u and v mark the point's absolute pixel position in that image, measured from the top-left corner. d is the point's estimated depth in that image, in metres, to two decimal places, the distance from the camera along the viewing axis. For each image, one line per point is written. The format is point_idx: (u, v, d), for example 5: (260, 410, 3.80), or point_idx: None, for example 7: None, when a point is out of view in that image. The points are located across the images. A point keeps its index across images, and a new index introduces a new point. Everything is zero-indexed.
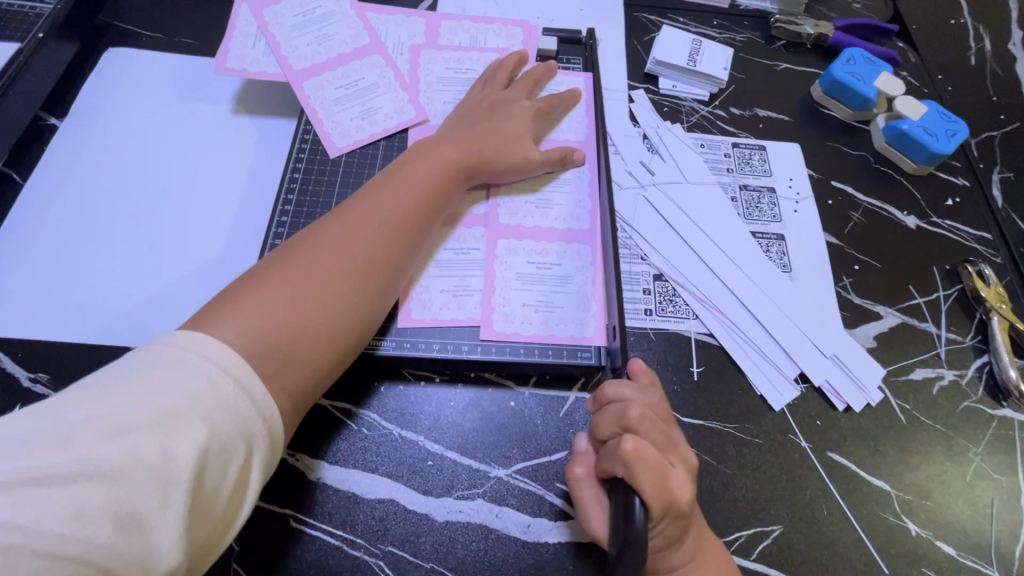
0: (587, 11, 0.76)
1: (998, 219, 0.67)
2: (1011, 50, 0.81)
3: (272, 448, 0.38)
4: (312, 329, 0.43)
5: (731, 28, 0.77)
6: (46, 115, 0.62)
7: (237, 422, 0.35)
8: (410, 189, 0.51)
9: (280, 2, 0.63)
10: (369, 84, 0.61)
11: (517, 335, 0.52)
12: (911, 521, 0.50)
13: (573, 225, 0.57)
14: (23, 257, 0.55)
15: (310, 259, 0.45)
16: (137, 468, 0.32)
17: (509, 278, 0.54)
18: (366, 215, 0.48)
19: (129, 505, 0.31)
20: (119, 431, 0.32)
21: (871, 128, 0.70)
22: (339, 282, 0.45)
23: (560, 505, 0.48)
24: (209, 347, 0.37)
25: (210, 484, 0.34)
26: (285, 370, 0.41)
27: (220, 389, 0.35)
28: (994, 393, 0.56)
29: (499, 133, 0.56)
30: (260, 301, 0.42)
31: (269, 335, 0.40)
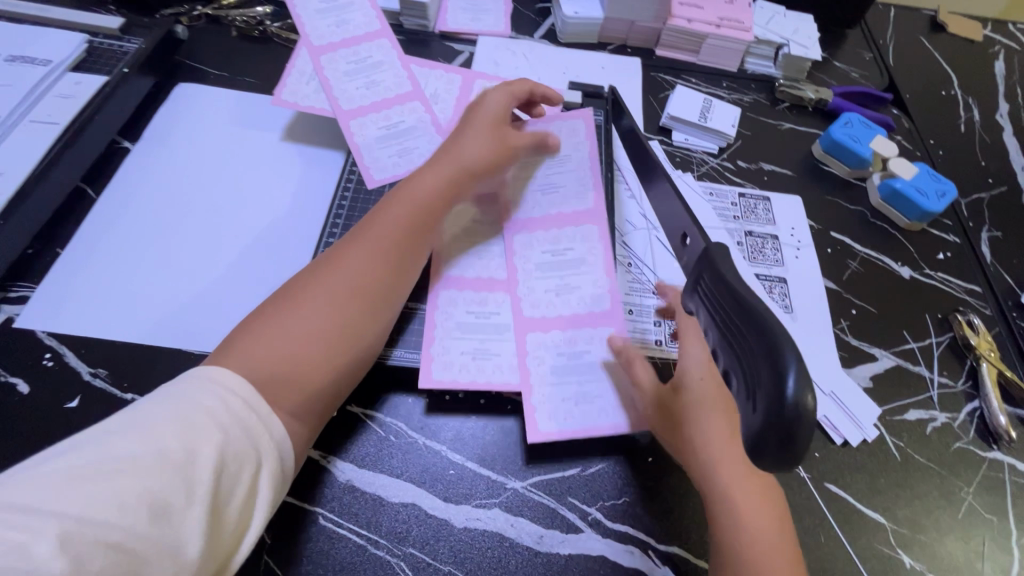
0: (608, 69, 0.84)
1: (987, 273, 0.72)
2: (998, 121, 0.88)
3: (280, 464, 0.41)
4: (311, 359, 0.46)
5: (739, 89, 0.85)
6: (120, 139, 0.69)
7: (247, 434, 0.39)
8: (404, 216, 0.55)
9: (336, 51, 0.70)
10: (408, 126, 0.68)
11: (561, 434, 0.52)
12: (906, 554, 0.53)
13: (593, 308, 0.58)
14: (90, 263, 0.61)
15: (314, 295, 0.49)
16: (166, 468, 0.35)
17: (541, 373, 0.55)
18: (365, 245, 0.52)
19: (161, 498, 0.34)
20: (151, 437, 0.36)
21: (867, 185, 0.76)
22: (329, 311, 0.48)
23: (571, 519, 0.51)
24: (222, 379, 0.41)
25: (227, 488, 0.37)
26: (294, 396, 0.45)
27: (233, 406, 0.40)
28: (985, 437, 0.59)
29: (475, 150, 0.58)
30: (269, 337, 0.46)
31: (276, 366, 0.45)
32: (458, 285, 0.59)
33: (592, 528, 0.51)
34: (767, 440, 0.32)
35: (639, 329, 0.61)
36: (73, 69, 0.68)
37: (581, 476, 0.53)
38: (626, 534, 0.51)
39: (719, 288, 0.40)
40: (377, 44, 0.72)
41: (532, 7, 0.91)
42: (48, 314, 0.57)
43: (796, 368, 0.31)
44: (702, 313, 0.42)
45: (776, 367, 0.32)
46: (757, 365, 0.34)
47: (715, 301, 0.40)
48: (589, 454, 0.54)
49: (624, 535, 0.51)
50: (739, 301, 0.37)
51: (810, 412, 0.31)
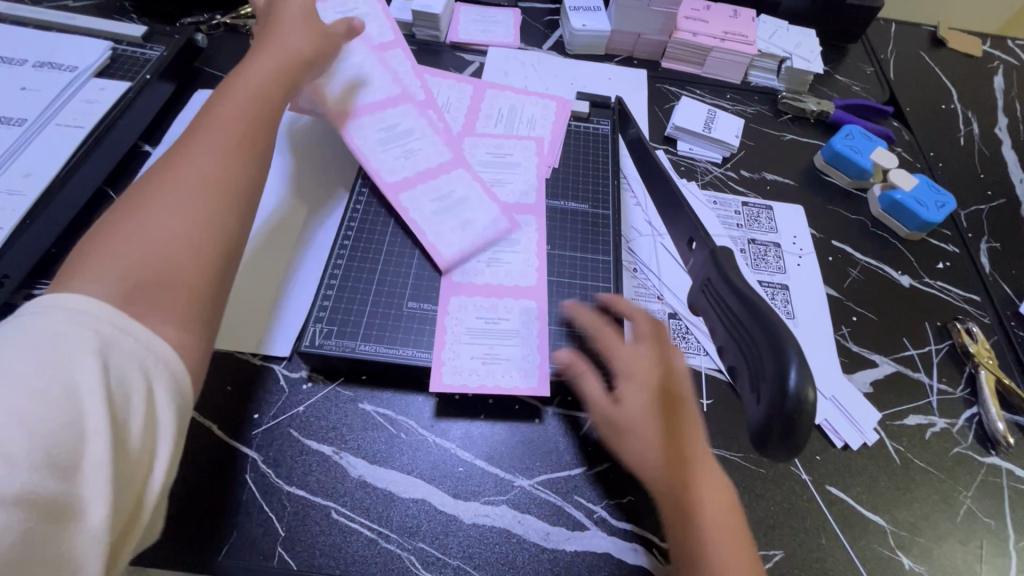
0: (615, 80, 0.86)
1: (986, 283, 0.73)
2: (997, 134, 0.90)
3: (178, 400, 0.33)
4: (180, 258, 0.37)
5: (742, 101, 0.87)
6: (141, 143, 0.71)
7: (131, 360, 0.31)
8: (258, 103, 0.47)
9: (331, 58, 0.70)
10: (408, 128, 0.68)
11: (463, 388, 0.55)
12: (905, 556, 0.54)
13: (519, 281, 0.61)
14: None
15: (156, 200, 0.39)
16: (39, 417, 0.28)
17: (459, 332, 0.57)
18: (202, 138, 0.43)
19: (41, 456, 0.27)
20: (8, 385, 0.28)
21: (868, 195, 0.78)
22: (194, 204, 0.39)
23: (578, 517, 0.52)
24: (82, 302, 0.32)
25: (126, 429, 0.30)
26: (156, 301, 0.35)
27: (117, 331, 0.32)
28: (983, 442, 0.61)
29: (280, 49, 0.52)
30: (117, 250, 0.36)
31: (135, 275, 0.35)
32: (466, 291, 0.60)
33: (598, 526, 0.52)
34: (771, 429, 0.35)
35: None
36: (97, 75, 0.70)
37: (587, 475, 0.54)
38: (631, 532, 0.52)
39: (726, 293, 0.42)
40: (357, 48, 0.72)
41: (541, 19, 0.93)
42: None
43: (798, 362, 0.35)
44: (710, 315, 0.44)
45: (780, 364, 0.35)
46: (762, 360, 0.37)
47: (721, 305, 0.43)
48: (594, 454, 0.55)
49: (629, 533, 0.52)
50: (749, 306, 0.39)
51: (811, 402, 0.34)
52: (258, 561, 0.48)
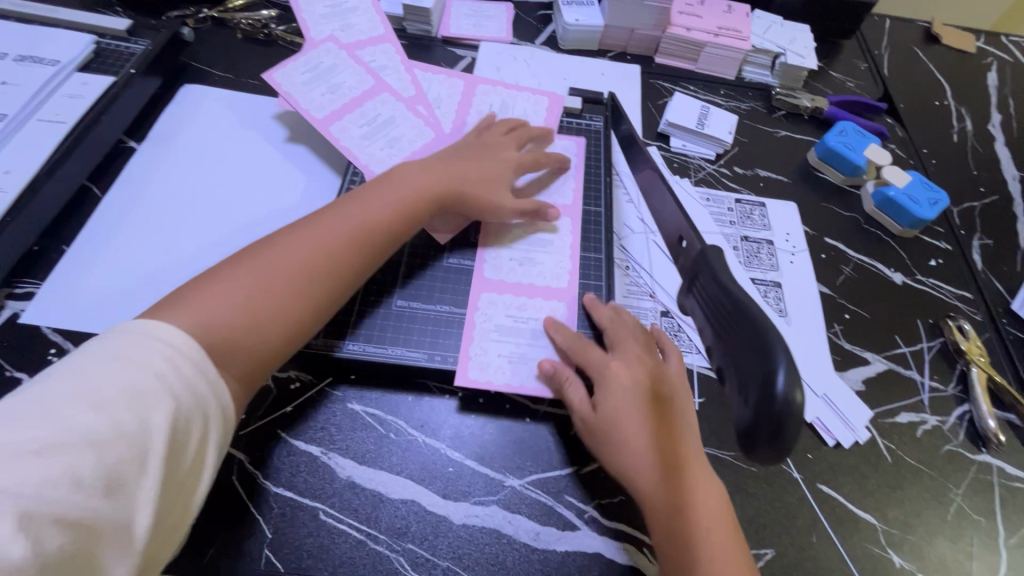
0: (608, 75, 0.85)
1: (978, 280, 0.73)
2: (991, 131, 0.90)
3: (224, 425, 0.41)
4: (265, 324, 0.47)
5: (736, 97, 0.86)
6: (126, 139, 0.70)
7: (194, 398, 0.39)
8: (382, 205, 0.56)
9: (288, 64, 0.70)
10: (388, 117, 0.70)
11: (491, 384, 0.55)
12: (895, 554, 0.54)
13: (552, 283, 0.61)
14: (95, 261, 0.61)
15: (265, 259, 0.50)
16: (119, 437, 0.36)
17: (487, 329, 0.58)
18: (332, 228, 0.53)
19: (112, 470, 0.35)
20: (99, 404, 0.36)
21: (861, 192, 0.78)
22: (294, 281, 0.49)
23: (568, 516, 0.52)
24: (171, 333, 0.41)
25: (180, 453, 0.38)
26: (230, 362, 0.44)
27: (182, 371, 0.39)
28: (974, 440, 0.61)
29: (476, 170, 0.62)
30: (215, 292, 0.46)
31: (219, 329, 0.44)
32: (497, 288, 0.61)
33: (589, 525, 0.51)
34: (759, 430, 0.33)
35: None
36: (80, 69, 0.69)
37: (577, 475, 0.54)
38: (622, 532, 0.51)
39: (712, 287, 0.40)
40: (325, 47, 0.72)
41: (533, 14, 0.92)
42: (53, 310, 0.58)
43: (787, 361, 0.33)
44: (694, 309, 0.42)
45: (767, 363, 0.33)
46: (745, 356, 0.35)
47: (706, 298, 0.41)
48: (585, 454, 0.55)
49: (620, 533, 0.51)
50: (735, 301, 0.37)
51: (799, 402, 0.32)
52: (245, 562, 0.48)
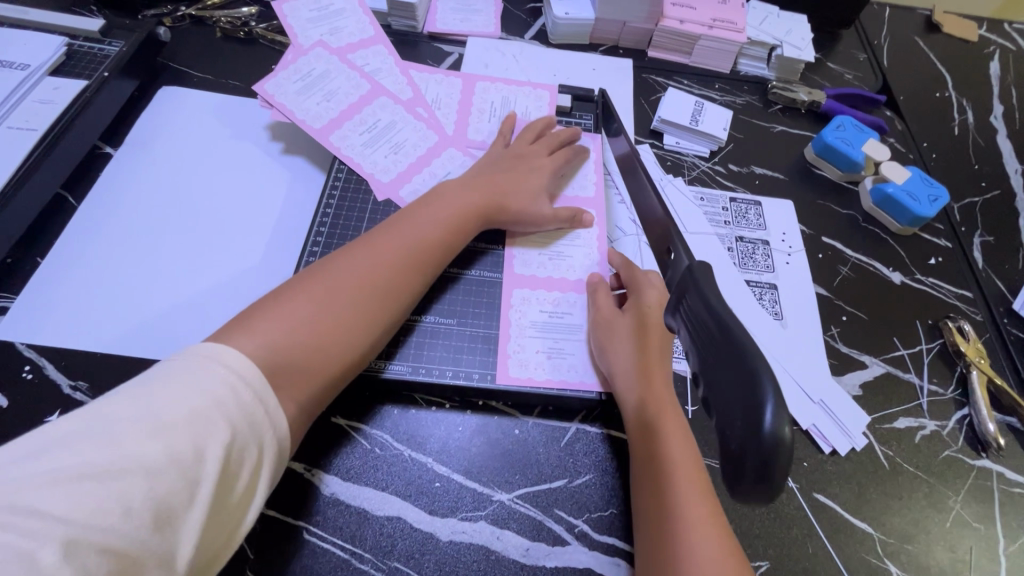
0: (599, 70, 0.83)
1: (979, 278, 0.72)
2: (992, 123, 0.88)
3: (277, 453, 0.43)
4: (327, 348, 0.48)
5: (731, 91, 0.84)
6: (102, 144, 0.68)
7: (250, 425, 0.41)
8: (430, 225, 0.57)
9: (277, 73, 0.67)
10: (386, 122, 0.68)
11: (532, 380, 0.55)
12: (893, 564, 0.53)
13: (584, 278, 0.61)
14: (72, 273, 0.60)
15: (324, 281, 0.51)
16: (174, 464, 0.37)
17: (523, 325, 0.58)
18: (386, 248, 0.54)
19: (165, 498, 0.36)
20: (159, 431, 0.38)
21: (859, 189, 0.76)
22: (353, 303, 0.51)
23: (558, 531, 0.50)
24: (234, 360, 0.43)
25: (230, 480, 0.40)
26: (294, 385, 0.46)
27: (240, 397, 0.41)
28: (974, 444, 0.59)
29: (518, 183, 0.62)
30: (278, 315, 0.48)
31: (283, 352, 0.46)
32: (529, 284, 0.60)
33: (579, 540, 0.50)
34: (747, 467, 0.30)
35: None
36: (52, 73, 0.67)
37: (568, 488, 0.52)
38: (613, 546, 0.50)
39: (699, 310, 0.38)
40: (315, 52, 0.69)
41: (522, 7, 0.90)
42: (28, 325, 0.56)
43: (773, 398, 0.30)
44: (680, 333, 0.40)
45: (753, 397, 0.31)
46: (730, 390, 0.32)
47: (693, 322, 0.38)
48: (575, 465, 0.54)
49: (610, 547, 0.50)
50: (723, 328, 0.35)
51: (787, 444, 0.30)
52: None
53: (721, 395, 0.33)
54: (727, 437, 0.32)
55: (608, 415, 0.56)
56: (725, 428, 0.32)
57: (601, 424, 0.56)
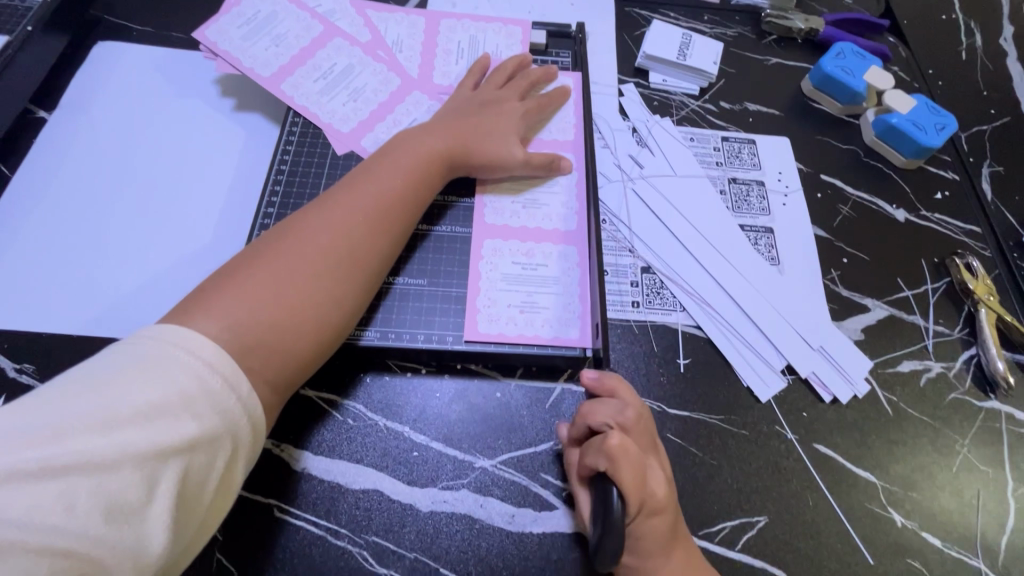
0: (577, 5, 0.76)
1: (987, 212, 0.67)
2: (1002, 45, 0.81)
3: (254, 445, 0.40)
4: (297, 323, 0.44)
5: (722, 23, 0.77)
6: (35, 108, 0.62)
7: (222, 417, 0.37)
8: (397, 179, 0.52)
9: (219, 19, 0.61)
10: (343, 68, 0.62)
11: (502, 337, 0.51)
12: (897, 513, 0.50)
13: (559, 227, 0.57)
14: (12, 250, 0.55)
15: (287, 250, 0.46)
16: (130, 459, 0.34)
17: (494, 278, 0.54)
18: (348, 208, 0.50)
19: (119, 496, 0.33)
20: (112, 425, 0.34)
21: (860, 122, 0.71)
22: (318, 269, 0.46)
23: (545, 496, 0.48)
24: (194, 343, 0.39)
25: (198, 476, 0.36)
26: (266, 364, 0.42)
27: (208, 387, 0.37)
28: (982, 386, 0.56)
29: (486, 128, 0.57)
30: (240, 291, 0.43)
31: (251, 330, 0.42)
32: (501, 234, 0.56)
33: (567, 504, 0.48)
34: None
35: (613, 290, 0.57)
36: None
37: (553, 451, 0.50)
38: None
39: None
40: None
41: None
42: None
43: None
44: None
45: None
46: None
47: None
48: None
49: None
50: None
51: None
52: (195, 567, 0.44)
53: None
54: None
55: None
56: None
57: None
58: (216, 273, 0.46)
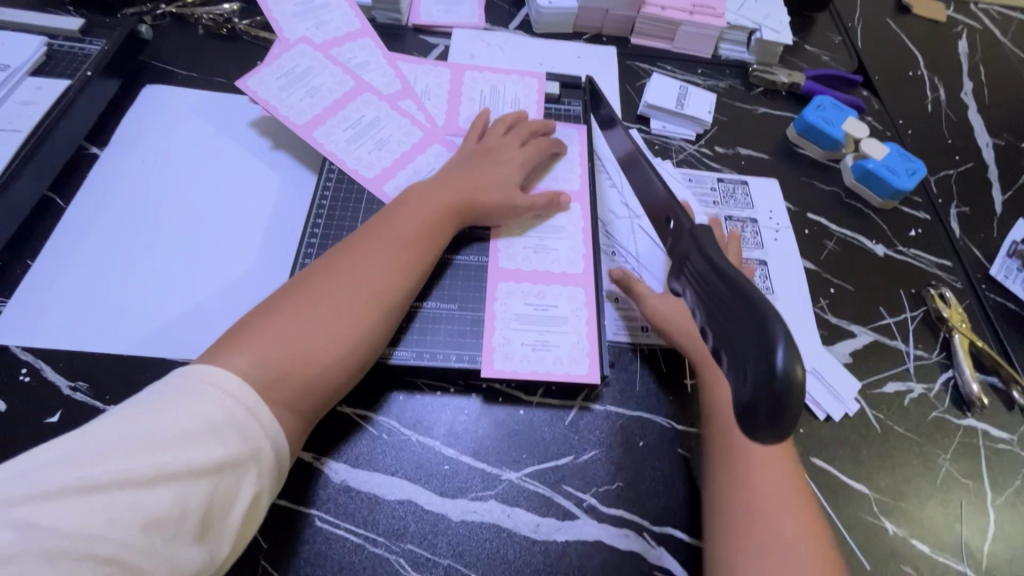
0: (584, 58, 0.84)
1: (957, 248, 0.74)
2: (963, 99, 0.91)
3: (277, 473, 0.42)
4: (319, 357, 0.47)
5: (714, 76, 0.86)
6: (89, 144, 0.67)
7: (247, 443, 0.40)
8: (412, 224, 0.57)
9: (261, 70, 0.67)
10: (370, 120, 0.68)
11: (516, 373, 0.55)
12: (888, 522, 0.55)
13: (567, 269, 0.62)
14: (65, 274, 0.59)
15: (311, 291, 0.50)
16: (163, 479, 0.36)
17: (508, 318, 0.58)
18: (367, 252, 0.54)
19: (153, 513, 0.35)
20: (148, 448, 0.37)
21: (841, 166, 0.78)
22: (340, 308, 0.50)
23: (567, 506, 0.51)
24: (222, 378, 0.41)
25: (224, 498, 0.38)
26: (289, 397, 0.45)
27: (234, 415, 0.40)
28: (959, 405, 0.62)
29: (489, 180, 0.62)
30: (268, 331, 0.47)
31: (277, 363, 0.45)
32: (514, 278, 0.61)
33: (588, 513, 0.51)
34: (756, 410, 0.30)
35: (625, 316, 0.62)
36: (34, 73, 0.66)
37: (574, 464, 0.53)
38: (621, 518, 0.51)
39: (704, 269, 0.39)
40: (299, 49, 0.69)
41: None
42: (22, 329, 0.55)
43: (785, 340, 0.30)
44: (687, 293, 0.41)
45: (763, 340, 0.30)
46: (744, 340, 0.32)
47: (699, 280, 0.39)
48: (581, 442, 0.55)
49: (619, 518, 0.51)
50: (729, 279, 0.35)
51: (798, 385, 0.29)
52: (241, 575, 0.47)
53: (731, 342, 0.33)
54: (739, 381, 0.31)
55: (608, 393, 0.57)
56: (737, 379, 0.32)
57: (603, 401, 0.57)
58: (244, 317, 0.49)
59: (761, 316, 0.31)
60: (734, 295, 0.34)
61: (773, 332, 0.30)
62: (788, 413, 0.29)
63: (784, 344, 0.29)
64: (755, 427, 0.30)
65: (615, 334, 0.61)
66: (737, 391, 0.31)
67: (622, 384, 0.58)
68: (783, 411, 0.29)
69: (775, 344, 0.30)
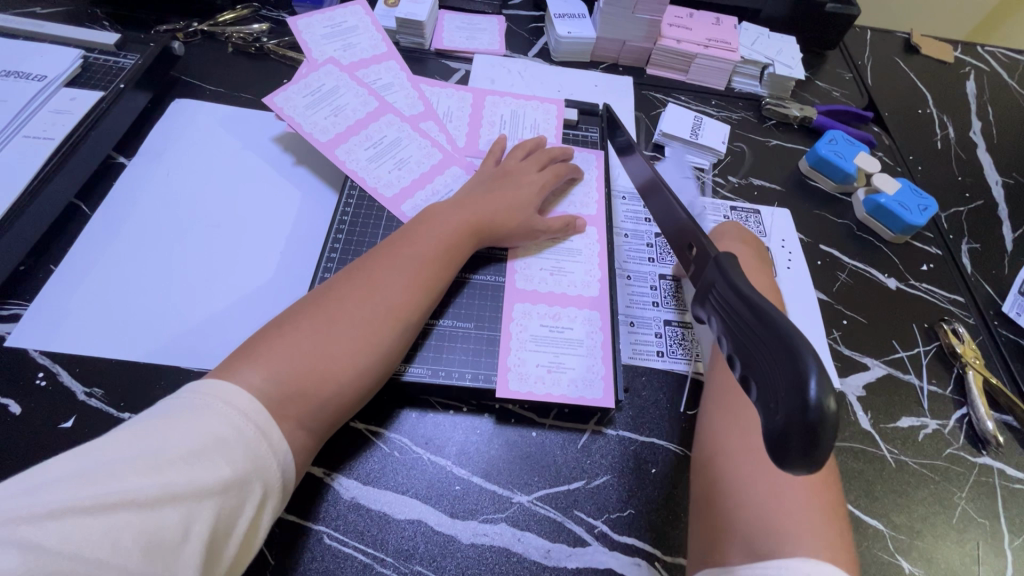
0: (601, 87, 0.86)
1: (969, 284, 0.75)
2: (972, 138, 0.92)
3: (281, 493, 0.42)
4: (333, 373, 0.47)
5: (727, 107, 0.88)
6: (116, 154, 0.69)
7: (255, 462, 0.39)
8: (429, 243, 0.57)
9: (288, 88, 0.69)
10: (392, 139, 0.69)
11: (531, 395, 0.55)
12: (903, 560, 0.54)
13: (583, 292, 0.62)
14: (84, 280, 0.60)
15: (328, 308, 0.50)
16: (170, 499, 0.35)
17: (524, 339, 0.58)
18: (384, 270, 0.54)
19: (158, 533, 0.34)
20: (155, 467, 0.36)
21: (852, 199, 0.79)
22: (356, 324, 0.50)
23: (578, 532, 0.51)
24: (233, 396, 0.41)
25: (229, 518, 0.37)
26: (304, 412, 0.45)
27: (243, 434, 0.40)
28: (974, 442, 0.61)
29: (508, 201, 0.63)
30: (285, 345, 0.47)
31: (291, 380, 0.45)
32: (530, 298, 0.61)
33: (599, 541, 0.51)
34: (790, 438, 0.29)
35: (640, 341, 0.62)
36: (68, 84, 0.68)
37: (585, 489, 0.53)
38: (633, 546, 0.51)
39: (729, 296, 0.39)
40: (325, 69, 0.71)
41: (525, 27, 0.93)
42: (40, 333, 0.56)
43: (817, 369, 0.30)
44: (712, 322, 0.42)
45: (796, 370, 0.30)
46: (773, 368, 0.32)
47: (724, 308, 0.40)
48: (592, 466, 0.54)
49: (630, 547, 0.51)
50: (754, 308, 0.36)
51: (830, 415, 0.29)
52: None
53: (762, 370, 0.33)
54: (772, 409, 0.31)
55: (622, 417, 0.57)
56: (768, 407, 0.32)
57: (615, 426, 0.57)
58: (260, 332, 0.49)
59: (792, 345, 0.31)
60: (762, 325, 0.35)
61: (806, 360, 0.30)
62: (822, 439, 0.29)
63: (817, 372, 0.29)
64: (789, 455, 0.30)
65: (630, 358, 0.61)
66: (770, 420, 0.31)
67: (635, 409, 0.58)
68: (817, 438, 0.29)
69: (808, 372, 0.30)
